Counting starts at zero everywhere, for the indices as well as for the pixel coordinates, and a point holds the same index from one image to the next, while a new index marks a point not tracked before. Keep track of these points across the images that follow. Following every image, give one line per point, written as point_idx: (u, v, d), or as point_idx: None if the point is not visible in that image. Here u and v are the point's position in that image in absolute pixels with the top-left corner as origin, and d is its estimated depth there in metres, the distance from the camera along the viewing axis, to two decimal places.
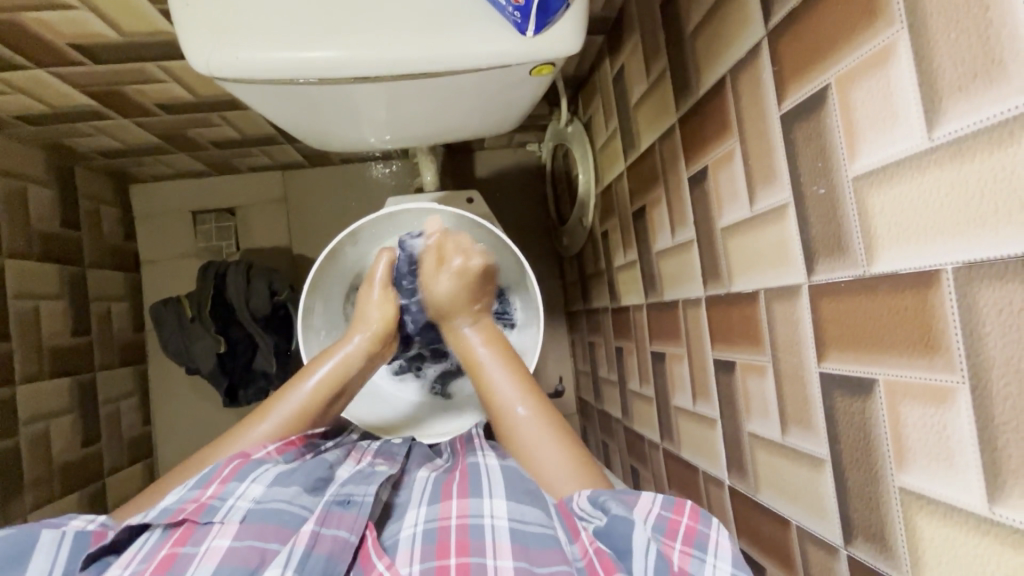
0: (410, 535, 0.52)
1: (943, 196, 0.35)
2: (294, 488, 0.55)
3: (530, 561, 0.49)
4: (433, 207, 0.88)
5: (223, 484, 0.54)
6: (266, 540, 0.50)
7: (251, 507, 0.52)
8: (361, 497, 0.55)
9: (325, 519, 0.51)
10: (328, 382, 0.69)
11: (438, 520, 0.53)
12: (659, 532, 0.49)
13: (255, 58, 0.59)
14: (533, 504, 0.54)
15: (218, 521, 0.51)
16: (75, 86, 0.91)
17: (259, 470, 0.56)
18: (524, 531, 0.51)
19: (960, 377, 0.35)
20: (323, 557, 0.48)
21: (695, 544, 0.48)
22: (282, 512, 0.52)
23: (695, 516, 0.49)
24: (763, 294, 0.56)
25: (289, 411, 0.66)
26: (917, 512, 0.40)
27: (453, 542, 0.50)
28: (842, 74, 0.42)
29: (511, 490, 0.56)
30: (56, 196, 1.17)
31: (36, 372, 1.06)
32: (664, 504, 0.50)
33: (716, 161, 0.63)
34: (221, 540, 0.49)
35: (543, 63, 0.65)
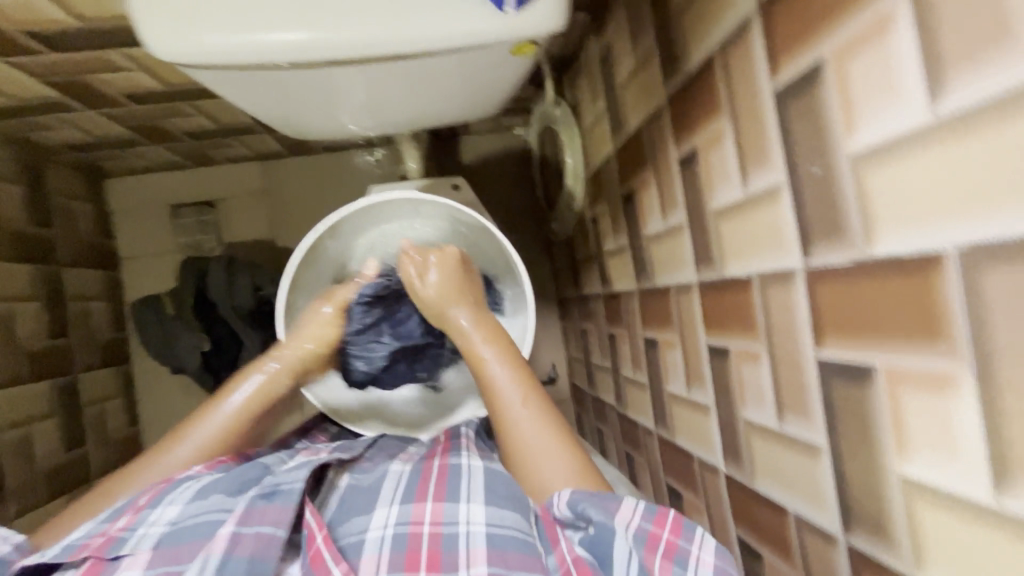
0: (379, 538, 0.55)
1: (946, 175, 0.33)
2: (214, 498, 0.58)
3: (507, 566, 0.51)
4: (414, 196, 0.85)
5: (135, 515, 0.57)
6: (179, 563, 0.51)
7: (164, 531, 0.54)
8: (286, 486, 0.58)
9: (246, 518, 0.54)
10: (253, 402, 0.71)
11: (409, 524, 0.56)
12: (647, 521, 0.52)
13: (220, 42, 0.56)
14: (513, 509, 0.57)
15: (128, 552, 0.53)
16: (36, 77, 0.86)
17: (175, 492, 0.59)
18: (500, 536, 0.54)
19: (963, 364, 0.34)
20: (244, 558, 0.51)
21: (678, 539, 0.51)
22: (197, 528, 0.54)
23: (676, 530, 0.51)
24: (757, 279, 0.54)
25: (209, 432, 0.68)
26: (919, 502, 0.39)
27: (425, 553, 0.53)
28: (837, 47, 0.40)
29: (491, 495, 0.59)
30: (25, 193, 1.12)
31: (12, 378, 1.03)
32: (646, 516, 0.52)
33: (706, 142, 0.61)
34: (132, 572, 0.51)
35: (525, 42, 0.62)
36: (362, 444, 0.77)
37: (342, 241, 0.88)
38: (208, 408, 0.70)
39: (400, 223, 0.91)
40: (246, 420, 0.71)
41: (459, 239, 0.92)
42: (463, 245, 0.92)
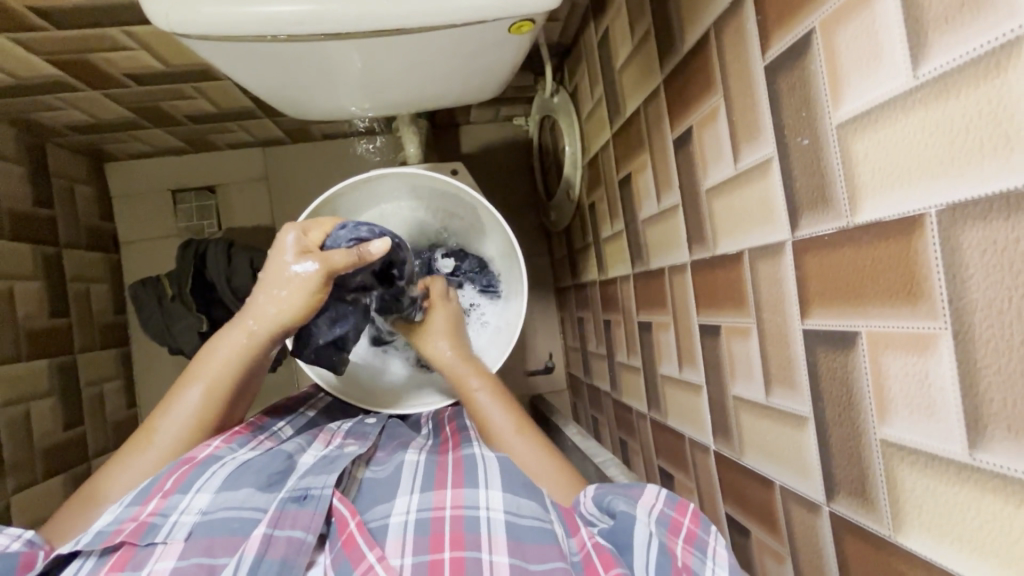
0: (403, 521, 0.56)
1: (928, 137, 0.34)
2: (245, 492, 0.58)
3: (525, 557, 0.52)
4: (413, 172, 0.86)
5: (165, 499, 0.56)
6: (213, 556, 0.51)
7: (197, 520, 0.54)
8: (317, 491, 0.58)
9: (280, 520, 0.54)
10: (223, 377, 0.66)
11: (432, 510, 0.57)
12: (669, 508, 0.53)
13: (221, 13, 0.56)
14: (531, 498, 0.58)
15: (161, 542, 0.52)
16: (39, 55, 0.87)
17: (204, 478, 0.58)
18: (518, 525, 0.55)
19: (942, 323, 0.34)
20: (276, 562, 0.51)
21: (698, 528, 0.52)
22: (229, 521, 0.54)
23: (695, 520, 0.52)
24: (747, 254, 0.55)
25: (188, 414, 0.65)
26: (899, 463, 0.39)
27: (447, 535, 0.54)
28: (826, 17, 0.41)
29: (507, 482, 0.60)
30: (27, 173, 1.13)
31: (12, 355, 1.04)
32: (667, 503, 0.54)
33: (700, 121, 0.61)
34: (163, 563, 0.50)
35: (523, 19, 0.63)
36: (375, 430, 0.76)
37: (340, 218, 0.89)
38: (179, 392, 0.66)
39: (404, 201, 0.91)
40: (225, 395, 0.66)
41: (456, 219, 0.93)
42: (460, 225, 0.93)
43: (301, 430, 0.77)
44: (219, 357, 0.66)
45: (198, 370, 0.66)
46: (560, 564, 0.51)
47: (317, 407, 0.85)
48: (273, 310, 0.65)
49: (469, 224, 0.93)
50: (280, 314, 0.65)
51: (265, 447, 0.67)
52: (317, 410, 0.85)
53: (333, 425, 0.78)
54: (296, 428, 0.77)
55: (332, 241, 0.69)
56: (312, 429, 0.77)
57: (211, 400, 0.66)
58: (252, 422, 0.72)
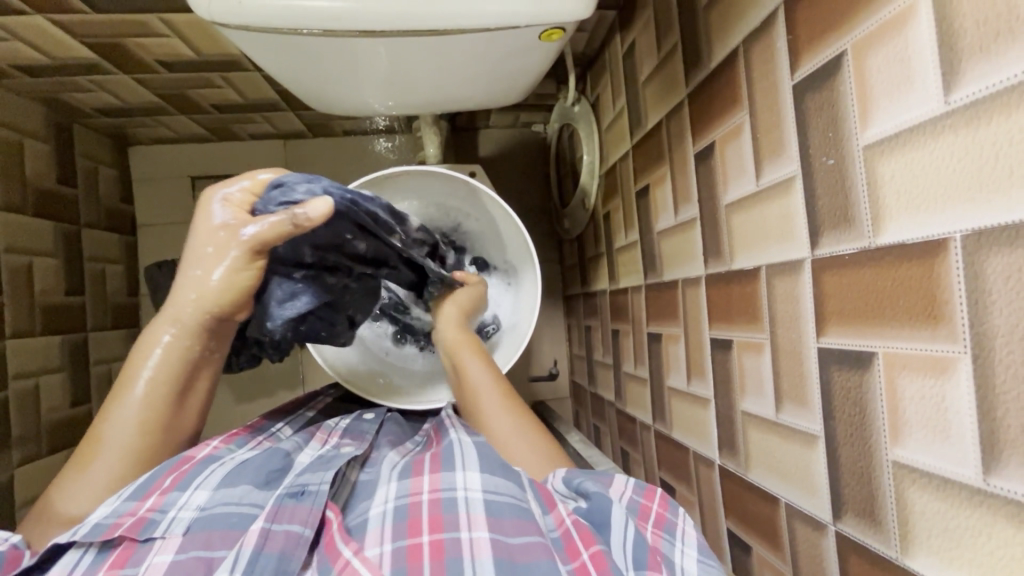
0: (381, 513, 0.56)
1: (955, 162, 0.35)
2: (243, 489, 0.59)
3: (504, 531, 0.52)
4: (433, 171, 0.87)
5: (162, 496, 0.57)
6: (211, 549, 0.52)
7: (194, 516, 0.55)
8: (314, 488, 0.58)
9: (277, 515, 0.54)
10: (163, 374, 0.63)
11: (409, 496, 0.57)
12: (637, 496, 0.57)
13: (261, 5, 0.58)
14: (505, 476, 0.58)
15: (160, 536, 0.53)
16: (75, 37, 0.89)
17: (203, 476, 0.60)
18: (495, 502, 0.55)
19: (962, 347, 0.35)
20: (273, 556, 0.51)
21: (665, 511, 0.55)
22: (228, 516, 0.55)
23: (664, 505, 0.55)
24: (764, 270, 0.55)
25: (133, 413, 0.62)
26: (910, 485, 0.39)
27: (425, 519, 0.54)
28: (859, 40, 0.41)
29: (484, 463, 0.60)
30: (53, 151, 1.15)
31: (27, 329, 1.05)
32: (636, 490, 0.57)
33: (723, 136, 0.62)
34: (162, 556, 0.51)
35: (553, 27, 0.64)
36: (373, 428, 0.77)
37: None
38: (122, 391, 0.63)
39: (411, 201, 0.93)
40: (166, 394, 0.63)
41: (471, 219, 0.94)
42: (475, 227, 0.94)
43: (300, 428, 0.78)
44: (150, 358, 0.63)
45: (127, 382, 0.63)
46: (538, 539, 0.51)
47: (319, 408, 0.86)
48: (195, 294, 0.61)
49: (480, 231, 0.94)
50: (207, 293, 0.61)
51: (262, 448, 0.69)
52: (317, 410, 0.86)
53: (331, 423, 0.79)
54: (295, 428, 0.78)
55: (264, 204, 0.62)
56: (309, 427, 0.78)
57: (151, 401, 0.62)
58: (251, 423, 0.74)
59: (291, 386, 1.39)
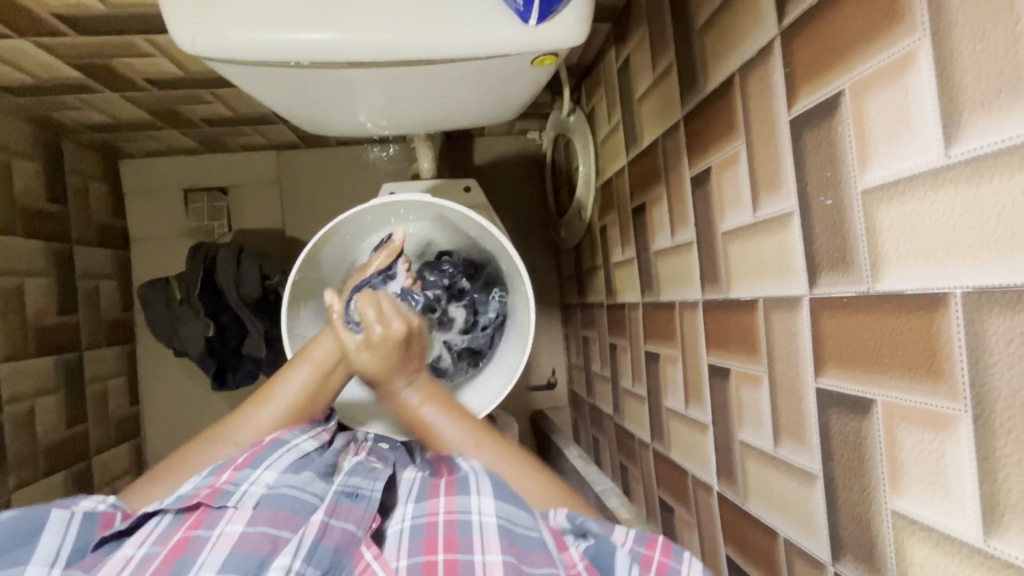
0: (399, 530, 0.55)
1: (956, 217, 0.34)
2: (307, 475, 0.58)
3: (517, 558, 0.51)
4: (425, 198, 0.84)
5: (237, 471, 0.56)
6: (278, 527, 0.52)
7: (264, 493, 0.55)
8: (368, 492, 0.57)
9: (335, 511, 0.54)
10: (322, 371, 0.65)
11: (426, 516, 0.55)
12: (637, 545, 0.53)
13: (247, 38, 0.56)
14: (525, 505, 0.55)
15: (232, 506, 0.53)
16: (61, 58, 0.87)
17: (274, 457, 0.58)
18: (514, 528, 0.52)
19: (963, 406, 0.34)
20: (330, 549, 0.51)
21: (670, 559, 0.52)
22: (293, 501, 0.55)
23: (666, 552, 0.52)
24: (761, 303, 0.55)
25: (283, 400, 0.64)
26: (910, 537, 0.39)
27: (441, 538, 0.53)
28: (856, 82, 0.41)
29: (501, 487, 0.56)
30: (42, 169, 1.13)
31: (20, 351, 1.04)
32: (637, 540, 0.54)
33: (719, 163, 0.61)
34: (234, 526, 0.51)
35: (546, 53, 0.63)
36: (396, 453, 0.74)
37: (354, 240, 0.90)
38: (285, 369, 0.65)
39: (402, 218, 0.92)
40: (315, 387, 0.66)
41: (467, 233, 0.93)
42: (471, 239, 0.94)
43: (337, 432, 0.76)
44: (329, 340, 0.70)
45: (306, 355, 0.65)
46: (551, 572, 0.50)
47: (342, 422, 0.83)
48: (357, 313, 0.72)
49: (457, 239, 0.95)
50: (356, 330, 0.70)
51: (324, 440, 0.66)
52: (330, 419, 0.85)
53: (364, 440, 0.77)
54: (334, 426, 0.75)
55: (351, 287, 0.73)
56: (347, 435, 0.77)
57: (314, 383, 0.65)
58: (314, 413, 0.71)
59: None
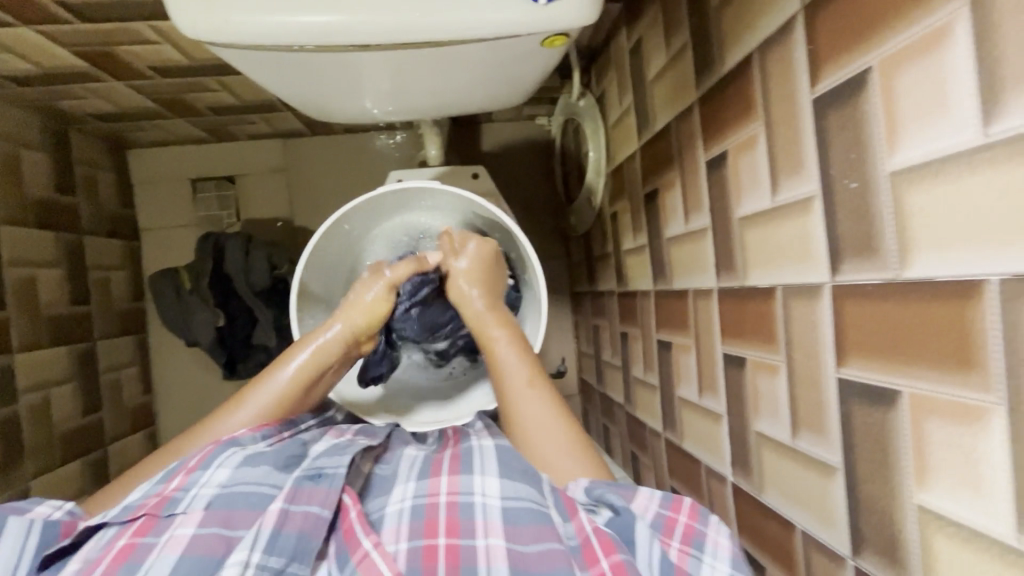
0: (398, 511, 0.56)
1: (993, 199, 0.32)
2: (264, 469, 0.58)
3: (521, 541, 0.51)
4: (431, 185, 0.82)
5: (187, 475, 0.57)
6: (231, 527, 0.52)
7: (215, 493, 0.55)
8: (331, 470, 0.58)
9: (295, 497, 0.55)
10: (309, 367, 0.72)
11: (426, 496, 0.57)
12: (664, 507, 0.53)
13: (249, 22, 0.55)
14: (528, 483, 0.57)
15: (179, 512, 0.53)
16: (64, 46, 0.86)
17: (224, 456, 0.59)
18: (514, 509, 0.54)
19: (997, 398, 0.33)
20: (293, 536, 0.51)
21: (695, 525, 0.51)
22: (248, 495, 0.55)
23: (692, 515, 0.52)
24: (780, 291, 0.53)
25: (270, 397, 0.69)
26: (936, 533, 0.38)
27: (442, 521, 0.53)
28: (886, 57, 0.38)
29: (504, 468, 0.59)
30: (51, 160, 1.13)
31: (34, 341, 1.05)
32: (662, 503, 0.53)
33: (736, 146, 0.59)
34: (184, 529, 0.51)
35: (556, 33, 0.61)
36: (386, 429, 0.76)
37: (358, 227, 0.88)
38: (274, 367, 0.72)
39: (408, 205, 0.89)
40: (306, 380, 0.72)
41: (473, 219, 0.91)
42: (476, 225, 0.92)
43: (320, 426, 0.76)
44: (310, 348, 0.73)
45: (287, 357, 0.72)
46: (557, 548, 0.50)
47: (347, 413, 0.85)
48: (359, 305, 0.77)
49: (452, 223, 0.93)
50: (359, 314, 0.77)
51: (283, 439, 0.66)
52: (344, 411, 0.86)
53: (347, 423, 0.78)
54: (318, 421, 0.76)
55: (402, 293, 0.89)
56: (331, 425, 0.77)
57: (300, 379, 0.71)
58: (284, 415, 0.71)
59: None
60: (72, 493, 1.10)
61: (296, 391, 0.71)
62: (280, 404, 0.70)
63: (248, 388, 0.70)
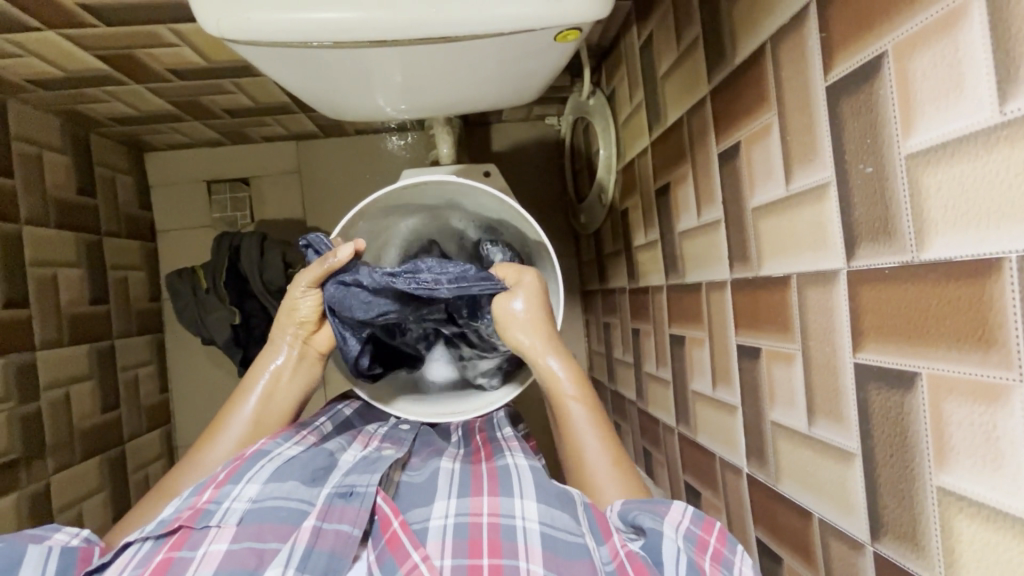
0: (441, 526, 0.57)
1: (1012, 176, 0.32)
2: (291, 484, 0.59)
3: (558, 570, 0.51)
4: (452, 180, 0.83)
5: (218, 489, 0.58)
6: (263, 540, 0.53)
7: (247, 508, 0.56)
8: (362, 489, 0.59)
9: (327, 514, 0.56)
10: (273, 388, 0.72)
11: (469, 515, 0.58)
12: (694, 526, 0.52)
13: (270, 20, 0.56)
14: (563, 509, 0.57)
15: (214, 525, 0.54)
16: (87, 49, 0.89)
17: (255, 469, 0.60)
18: (553, 536, 0.54)
19: (1018, 375, 0.33)
20: (325, 553, 0.53)
21: (724, 548, 0.51)
22: (278, 509, 0.56)
23: (721, 539, 0.52)
24: (795, 279, 0.53)
25: (241, 428, 0.70)
26: (956, 513, 0.38)
27: (485, 541, 0.54)
28: (900, 41, 0.39)
29: (542, 492, 0.58)
30: (72, 163, 1.16)
31: (55, 339, 1.07)
32: (694, 520, 0.53)
33: (749, 137, 0.59)
34: (218, 545, 0.52)
35: (569, 28, 0.62)
36: (411, 435, 0.77)
37: (372, 221, 0.88)
38: (237, 399, 0.72)
39: (420, 200, 0.90)
40: (274, 405, 0.72)
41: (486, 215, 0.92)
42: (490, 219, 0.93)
43: (340, 429, 0.78)
44: (265, 373, 0.73)
45: (251, 383, 0.72)
46: None
47: (356, 404, 0.86)
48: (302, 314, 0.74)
49: (447, 211, 0.94)
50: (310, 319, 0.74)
51: (309, 444, 0.68)
52: (354, 407, 0.85)
53: (370, 428, 0.78)
54: (335, 424, 0.78)
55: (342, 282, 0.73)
56: (350, 428, 0.78)
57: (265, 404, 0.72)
58: (294, 418, 0.74)
59: None
60: (90, 489, 1.12)
61: (270, 412, 0.72)
62: (258, 426, 0.71)
63: (217, 425, 0.70)
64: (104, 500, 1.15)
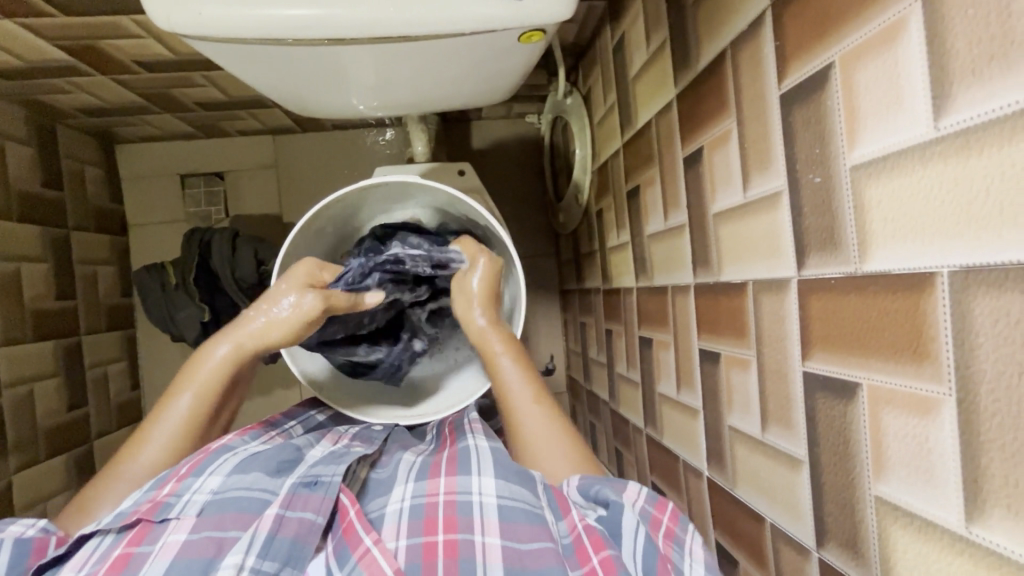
0: (398, 510, 0.57)
1: (946, 193, 0.32)
2: (253, 475, 0.59)
3: (516, 540, 0.52)
4: (415, 180, 0.81)
5: (179, 482, 0.57)
6: (223, 529, 0.53)
7: (208, 499, 0.55)
8: (327, 479, 0.59)
9: (291, 503, 0.55)
10: (211, 385, 0.66)
11: (426, 496, 0.57)
12: (649, 504, 0.52)
13: (225, 17, 0.55)
14: (522, 484, 0.57)
15: (174, 517, 0.53)
16: (48, 40, 0.86)
17: (217, 463, 0.60)
18: (511, 508, 0.54)
19: (947, 389, 0.33)
20: (287, 540, 0.53)
21: (677, 526, 0.51)
22: (241, 501, 0.55)
23: (675, 517, 0.51)
24: (751, 285, 0.53)
25: (175, 426, 0.65)
26: (893, 524, 0.38)
27: (441, 519, 0.54)
28: (847, 52, 0.39)
29: (500, 468, 0.58)
30: (36, 155, 1.13)
31: (18, 335, 1.05)
32: (649, 499, 0.53)
33: (711, 142, 0.59)
34: (176, 535, 0.52)
35: (532, 29, 0.61)
36: (383, 432, 0.75)
37: (321, 228, 0.84)
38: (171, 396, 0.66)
39: (370, 201, 0.88)
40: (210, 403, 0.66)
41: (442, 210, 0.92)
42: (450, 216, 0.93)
43: (311, 430, 0.77)
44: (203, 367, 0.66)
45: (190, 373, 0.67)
46: (550, 547, 0.50)
47: (330, 411, 0.84)
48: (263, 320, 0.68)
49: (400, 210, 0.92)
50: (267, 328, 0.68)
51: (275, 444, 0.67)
52: (328, 414, 0.83)
53: (341, 427, 0.77)
54: (307, 428, 0.77)
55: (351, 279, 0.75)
56: (322, 431, 0.77)
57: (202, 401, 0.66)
58: (263, 419, 0.73)
59: (286, 385, 1.35)
60: (55, 488, 1.10)
61: (206, 408, 0.66)
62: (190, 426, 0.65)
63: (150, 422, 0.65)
64: (70, 498, 1.13)
